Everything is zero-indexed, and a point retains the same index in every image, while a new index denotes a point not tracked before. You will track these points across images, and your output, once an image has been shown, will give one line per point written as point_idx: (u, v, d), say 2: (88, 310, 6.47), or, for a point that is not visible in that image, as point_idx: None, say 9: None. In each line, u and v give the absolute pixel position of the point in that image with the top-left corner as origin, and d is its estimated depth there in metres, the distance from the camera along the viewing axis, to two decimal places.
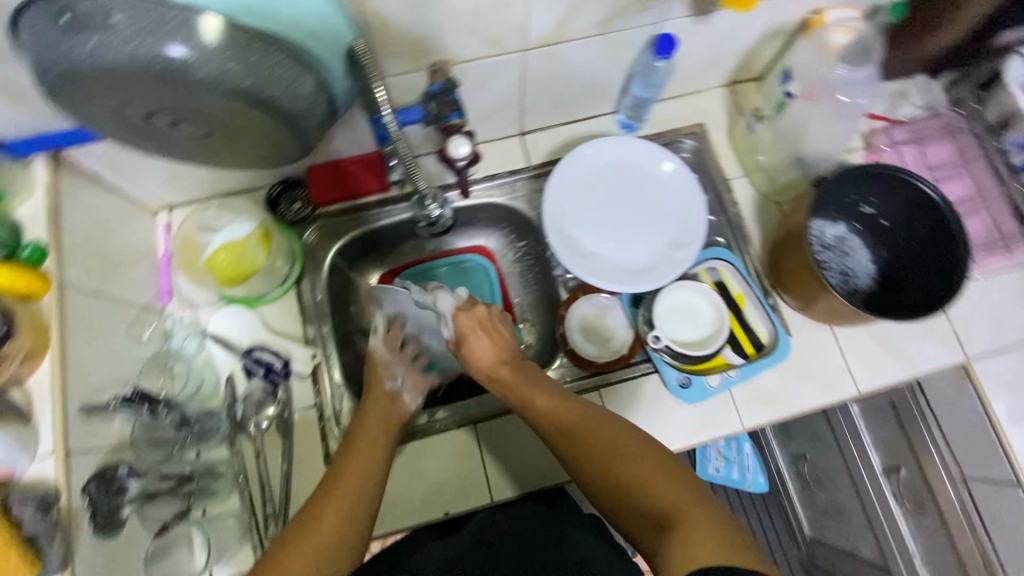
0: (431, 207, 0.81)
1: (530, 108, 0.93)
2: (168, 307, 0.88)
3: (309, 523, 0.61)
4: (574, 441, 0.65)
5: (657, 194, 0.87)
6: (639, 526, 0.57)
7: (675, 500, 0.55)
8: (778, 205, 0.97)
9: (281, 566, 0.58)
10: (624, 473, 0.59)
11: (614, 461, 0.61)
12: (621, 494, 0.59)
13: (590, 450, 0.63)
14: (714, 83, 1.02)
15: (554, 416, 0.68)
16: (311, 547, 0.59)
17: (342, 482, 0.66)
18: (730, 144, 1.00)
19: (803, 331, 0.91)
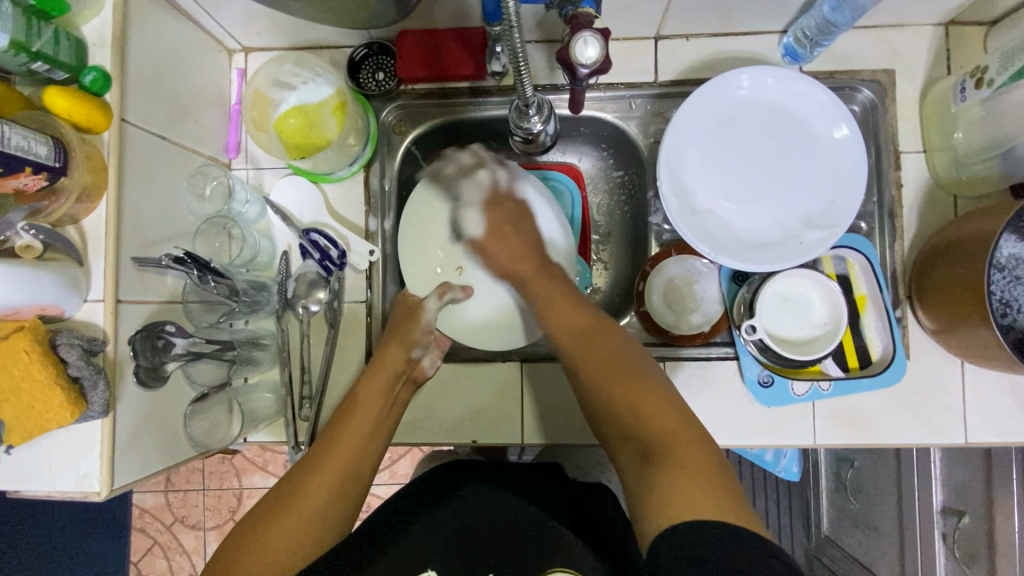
0: (533, 119, 0.68)
1: (680, 8, 0.73)
2: (234, 163, 0.83)
3: (290, 496, 0.55)
4: (581, 361, 0.59)
5: (807, 157, 0.70)
6: (626, 452, 0.53)
7: (677, 443, 0.49)
8: (954, 199, 0.78)
9: (255, 547, 0.51)
10: (629, 400, 0.53)
11: (618, 387, 0.54)
12: (620, 423, 0.53)
13: (598, 375, 0.56)
14: (929, 19, 0.77)
15: (568, 329, 0.62)
16: (290, 525, 0.53)
17: (338, 444, 0.61)
18: (919, 106, 0.79)
19: (924, 356, 0.77)
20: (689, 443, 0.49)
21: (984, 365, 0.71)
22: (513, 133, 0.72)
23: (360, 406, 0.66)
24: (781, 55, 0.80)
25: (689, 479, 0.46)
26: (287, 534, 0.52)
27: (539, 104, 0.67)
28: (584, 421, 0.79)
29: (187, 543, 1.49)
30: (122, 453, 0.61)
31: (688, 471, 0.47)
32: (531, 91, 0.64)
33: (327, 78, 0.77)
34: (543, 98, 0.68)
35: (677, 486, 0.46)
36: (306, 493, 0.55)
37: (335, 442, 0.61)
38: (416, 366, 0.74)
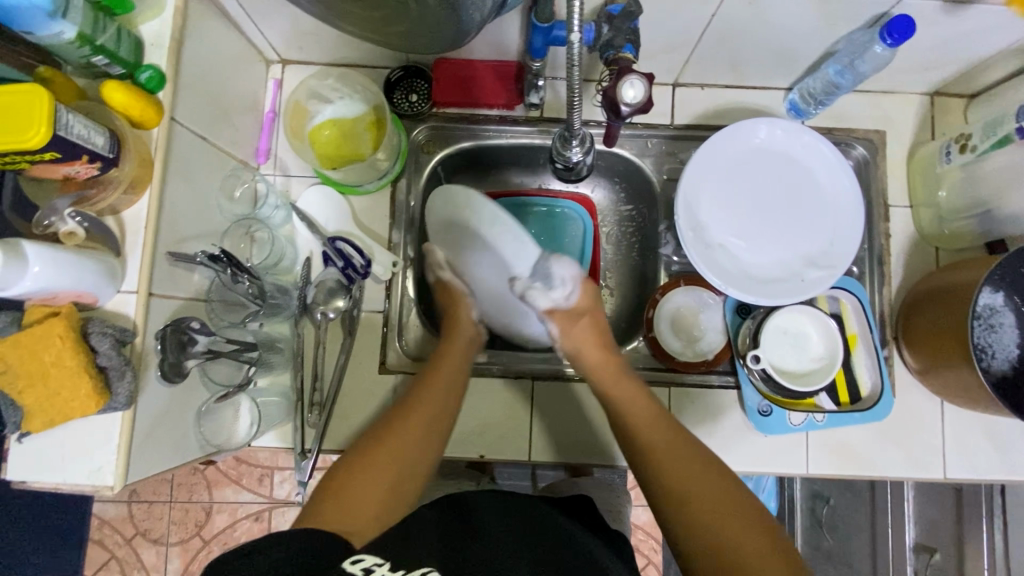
0: (574, 149, 0.72)
1: (699, 59, 0.80)
2: (263, 168, 0.85)
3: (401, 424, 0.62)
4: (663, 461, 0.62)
5: (811, 203, 0.77)
6: None
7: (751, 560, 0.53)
8: (936, 251, 0.85)
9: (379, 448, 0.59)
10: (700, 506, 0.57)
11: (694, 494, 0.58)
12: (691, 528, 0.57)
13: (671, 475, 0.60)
14: (917, 88, 0.85)
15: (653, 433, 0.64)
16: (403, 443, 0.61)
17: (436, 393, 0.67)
18: (906, 165, 0.87)
19: (908, 395, 0.83)
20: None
21: (962, 404, 0.77)
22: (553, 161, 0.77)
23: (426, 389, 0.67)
24: (786, 109, 0.87)
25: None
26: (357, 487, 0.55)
27: (583, 137, 0.71)
28: (589, 442, 0.82)
29: (147, 558, 1.42)
30: (137, 450, 0.60)
31: None
32: (578, 125, 0.67)
33: (365, 95, 0.80)
34: (587, 132, 0.72)
35: None
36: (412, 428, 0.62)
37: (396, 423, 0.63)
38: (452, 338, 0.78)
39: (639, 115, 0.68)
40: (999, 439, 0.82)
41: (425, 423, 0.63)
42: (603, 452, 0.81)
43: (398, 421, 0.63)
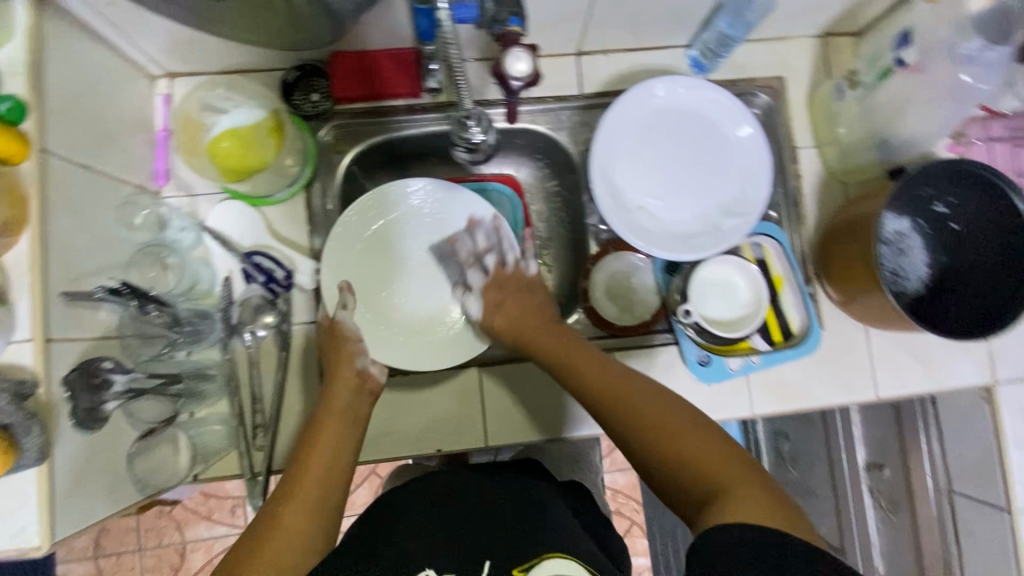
0: (473, 129, 0.72)
1: (597, 25, 0.80)
2: (164, 190, 0.80)
3: (279, 507, 0.57)
4: (609, 407, 0.61)
5: (721, 155, 0.78)
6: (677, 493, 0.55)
7: (719, 470, 0.52)
8: (844, 186, 0.89)
9: (274, 529, 0.55)
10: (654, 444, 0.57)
11: (638, 424, 0.58)
12: (665, 467, 0.56)
13: (607, 410, 0.62)
14: (808, 31, 0.88)
15: (582, 377, 0.66)
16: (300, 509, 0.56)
17: (314, 452, 0.63)
18: (808, 107, 0.89)
19: (835, 326, 0.87)
20: (738, 477, 0.52)
21: (882, 327, 0.82)
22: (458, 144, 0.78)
23: (315, 453, 0.63)
24: (689, 66, 0.88)
25: (746, 498, 0.50)
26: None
27: (478, 115, 0.71)
28: (544, 418, 0.82)
29: None
30: (63, 503, 0.57)
31: (747, 497, 0.50)
32: (469, 104, 0.68)
33: (260, 102, 0.78)
34: (482, 110, 0.72)
35: (741, 508, 0.49)
36: (292, 510, 0.56)
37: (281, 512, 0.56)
38: (370, 376, 0.73)
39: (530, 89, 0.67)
40: (920, 354, 0.87)
41: (309, 497, 0.58)
42: (557, 428, 0.82)
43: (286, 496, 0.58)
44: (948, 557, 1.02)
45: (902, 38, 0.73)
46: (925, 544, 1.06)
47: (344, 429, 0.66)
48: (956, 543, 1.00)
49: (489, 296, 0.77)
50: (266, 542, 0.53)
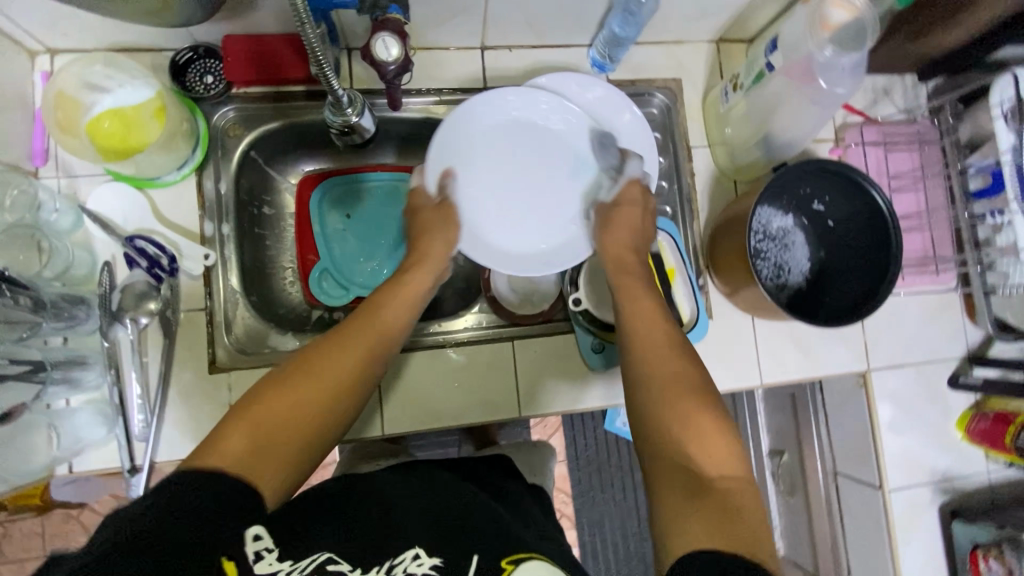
0: (349, 113, 0.71)
1: (495, 20, 0.82)
2: (43, 171, 0.77)
3: (323, 351, 0.61)
4: (653, 373, 0.60)
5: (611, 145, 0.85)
6: (668, 480, 0.54)
7: (720, 477, 0.52)
8: (734, 183, 0.94)
9: (314, 359, 0.60)
10: (674, 416, 0.56)
11: (665, 398, 0.58)
12: (664, 447, 0.55)
13: (652, 370, 0.60)
14: (702, 36, 0.93)
15: (650, 331, 0.64)
16: (338, 360, 0.60)
17: (372, 320, 0.65)
18: (702, 108, 0.94)
19: (724, 316, 0.91)
20: (729, 500, 0.50)
21: (761, 316, 0.87)
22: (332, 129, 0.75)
23: (370, 323, 0.65)
24: (590, 65, 0.91)
25: (728, 518, 0.48)
26: (249, 438, 0.53)
27: (353, 98, 0.70)
28: (445, 405, 0.84)
29: None
30: None
31: (728, 519, 0.48)
32: (341, 87, 0.67)
33: (146, 80, 0.74)
34: (356, 92, 0.71)
35: (714, 526, 0.48)
36: (331, 358, 0.60)
37: (324, 353, 0.61)
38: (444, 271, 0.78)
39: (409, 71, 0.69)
40: (801, 342, 0.93)
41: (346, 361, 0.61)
42: (457, 416, 0.84)
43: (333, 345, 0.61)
44: (835, 534, 1.08)
45: (771, 43, 0.77)
46: (818, 524, 1.13)
47: (402, 316, 0.68)
48: (841, 521, 1.06)
49: (632, 188, 0.79)
50: (302, 369, 0.58)
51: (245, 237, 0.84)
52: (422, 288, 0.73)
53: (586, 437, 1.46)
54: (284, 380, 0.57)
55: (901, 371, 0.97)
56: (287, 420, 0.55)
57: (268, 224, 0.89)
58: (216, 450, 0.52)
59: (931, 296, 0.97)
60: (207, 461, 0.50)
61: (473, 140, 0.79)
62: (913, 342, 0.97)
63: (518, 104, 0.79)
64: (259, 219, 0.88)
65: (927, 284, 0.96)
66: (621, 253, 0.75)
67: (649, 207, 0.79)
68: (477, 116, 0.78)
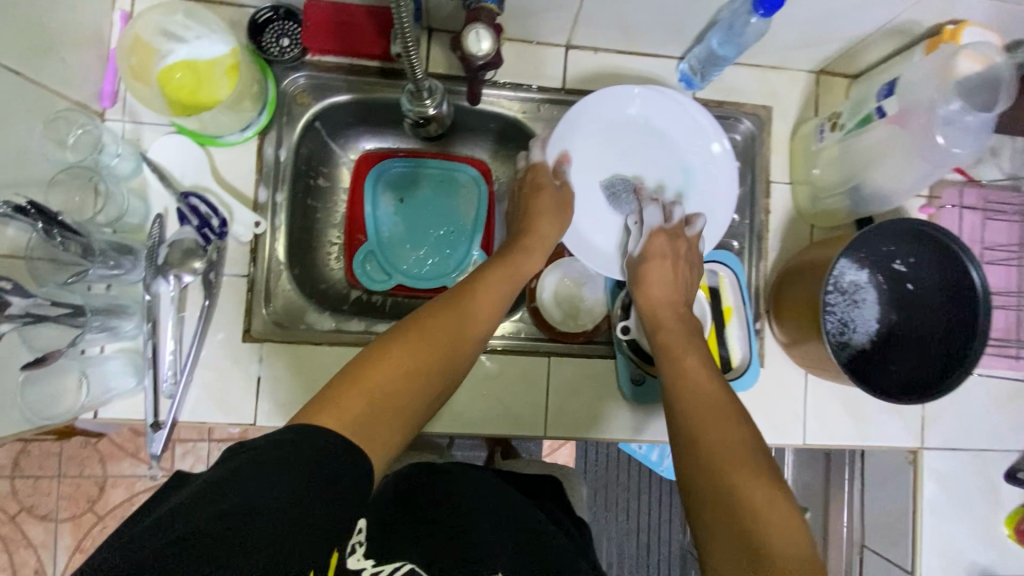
0: (428, 103, 0.69)
1: (587, 19, 0.77)
2: (109, 113, 0.76)
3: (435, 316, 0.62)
4: (695, 426, 0.57)
5: (689, 172, 0.81)
6: (720, 547, 0.48)
7: (778, 543, 0.46)
8: (811, 228, 0.87)
9: (425, 323, 0.61)
10: (717, 471, 0.52)
11: (708, 456, 0.54)
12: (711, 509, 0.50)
13: (695, 422, 0.58)
14: (803, 64, 0.86)
15: (697, 387, 0.61)
16: (448, 327, 0.61)
17: (478, 293, 0.67)
18: (789, 142, 0.88)
19: (775, 366, 0.86)
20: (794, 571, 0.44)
21: (819, 374, 0.81)
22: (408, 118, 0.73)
23: (477, 299, 0.66)
24: (677, 80, 0.86)
25: None
26: (359, 406, 0.51)
27: (432, 88, 0.68)
28: (472, 411, 0.81)
29: (34, 535, 1.36)
30: None
31: None
32: (423, 74, 0.64)
33: (222, 36, 0.73)
34: (437, 81, 0.69)
35: None
36: (440, 326, 0.61)
37: (435, 317, 0.62)
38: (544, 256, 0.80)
39: (496, 65, 0.65)
40: (854, 407, 0.87)
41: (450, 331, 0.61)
42: (482, 425, 0.81)
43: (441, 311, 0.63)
44: None
45: (888, 87, 0.71)
46: None
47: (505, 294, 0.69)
48: None
49: (659, 240, 0.76)
50: (416, 330, 0.59)
51: (297, 207, 0.82)
52: (525, 268, 0.74)
53: (597, 454, 1.42)
54: (399, 341, 0.57)
55: (956, 455, 0.90)
56: (399, 381, 0.55)
57: (321, 196, 0.87)
58: (328, 409, 0.50)
59: (1004, 381, 0.90)
60: (323, 421, 0.48)
61: (580, 142, 0.81)
62: (973, 426, 0.90)
63: (659, 116, 0.81)
64: (313, 190, 0.85)
65: (1002, 368, 0.88)
66: (655, 312, 0.72)
67: (688, 248, 0.77)
68: (590, 112, 0.79)
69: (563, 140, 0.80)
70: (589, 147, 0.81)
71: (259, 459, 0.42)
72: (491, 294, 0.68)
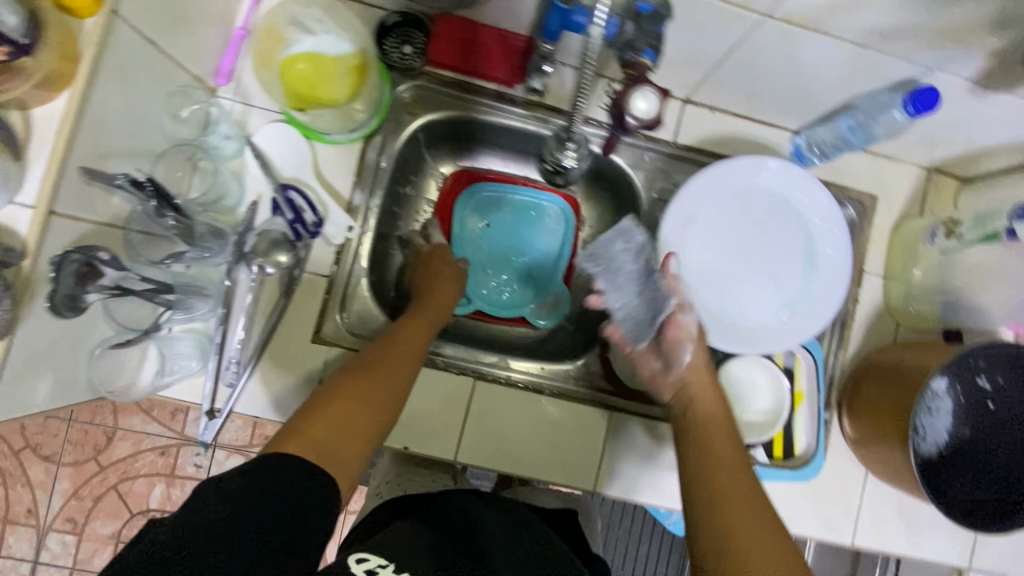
0: (568, 152, 0.68)
1: (717, 80, 0.75)
2: (221, 91, 0.75)
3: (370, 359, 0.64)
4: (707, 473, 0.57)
5: (806, 258, 0.74)
6: None
7: None
8: (896, 326, 0.85)
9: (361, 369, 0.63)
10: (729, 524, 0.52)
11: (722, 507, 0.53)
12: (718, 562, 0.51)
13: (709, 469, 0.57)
14: (918, 159, 0.84)
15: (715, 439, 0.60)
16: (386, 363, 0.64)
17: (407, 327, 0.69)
18: (889, 234, 0.85)
19: (837, 461, 0.83)
20: None
21: (885, 479, 0.79)
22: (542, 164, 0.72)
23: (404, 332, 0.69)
24: (788, 152, 0.84)
25: None
26: (326, 433, 0.54)
27: (580, 139, 0.67)
28: (524, 453, 0.79)
29: (34, 475, 1.35)
30: (7, 385, 0.52)
31: None
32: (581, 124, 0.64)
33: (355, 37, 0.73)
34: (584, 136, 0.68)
35: None
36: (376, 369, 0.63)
37: (372, 361, 0.64)
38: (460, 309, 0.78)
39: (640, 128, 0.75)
40: (907, 515, 0.84)
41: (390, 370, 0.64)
42: (533, 469, 0.78)
43: (378, 355, 0.65)
44: None
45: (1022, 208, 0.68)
46: None
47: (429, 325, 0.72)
48: None
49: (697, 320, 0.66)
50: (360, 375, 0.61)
51: (385, 214, 0.82)
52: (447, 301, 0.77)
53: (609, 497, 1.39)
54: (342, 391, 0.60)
55: None
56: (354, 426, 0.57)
57: (406, 205, 0.86)
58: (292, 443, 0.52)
59: None
60: (296, 449, 0.52)
61: (708, 199, 0.72)
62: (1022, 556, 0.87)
63: (802, 197, 0.74)
64: (399, 198, 0.84)
65: None
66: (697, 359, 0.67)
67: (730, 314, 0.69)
68: (727, 174, 0.72)
69: (690, 194, 0.72)
70: (717, 206, 0.73)
71: (230, 493, 0.45)
72: (427, 327, 0.71)
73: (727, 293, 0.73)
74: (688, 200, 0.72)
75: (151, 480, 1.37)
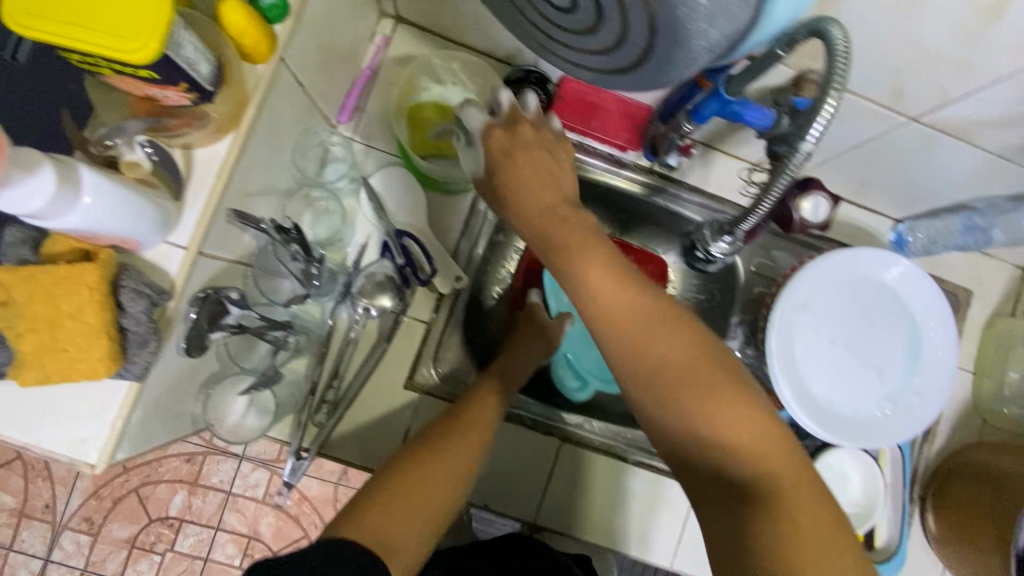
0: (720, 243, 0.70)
1: (834, 166, 0.75)
2: (341, 128, 0.75)
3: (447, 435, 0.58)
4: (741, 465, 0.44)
5: (913, 353, 0.73)
6: None
7: None
8: (983, 424, 0.83)
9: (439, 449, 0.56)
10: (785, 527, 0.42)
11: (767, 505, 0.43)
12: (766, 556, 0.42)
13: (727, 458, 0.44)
14: (1016, 259, 0.84)
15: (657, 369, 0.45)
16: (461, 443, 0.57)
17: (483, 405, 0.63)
18: (981, 330, 0.85)
19: (914, 556, 0.82)
20: None
21: None
22: (693, 251, 0.76)
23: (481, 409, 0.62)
24: (889, 239, 0.84)
25: None
26: (391, 520, 0.48)
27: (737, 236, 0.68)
28: (603, 521, 0.77)
29: (56, 469, 1.30)
30: (132, 425, 0.51)
31: None
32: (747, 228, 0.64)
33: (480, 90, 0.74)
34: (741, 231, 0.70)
35: None
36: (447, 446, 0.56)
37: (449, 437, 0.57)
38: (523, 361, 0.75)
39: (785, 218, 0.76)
40: None
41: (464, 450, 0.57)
42: (609, 539, 0.77)
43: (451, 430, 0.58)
44: None
45: None
46: None
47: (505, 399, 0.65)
48: None
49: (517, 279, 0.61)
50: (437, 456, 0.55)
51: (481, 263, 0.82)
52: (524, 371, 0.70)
53: None
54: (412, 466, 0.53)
55: None
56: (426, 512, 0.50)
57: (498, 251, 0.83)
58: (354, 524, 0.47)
59: None
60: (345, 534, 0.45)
61: (820, 288, 0.72)
62: None
63: (910, 294, 0.73)
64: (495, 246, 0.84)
65: None
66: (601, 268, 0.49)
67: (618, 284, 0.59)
68: (842, 267, 0.72)
69: (805, 281, 0.72)
70: (828, 296, 0.73)
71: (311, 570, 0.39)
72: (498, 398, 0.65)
73: (832, 382, 0.72)
74: (802, 288, 0.72)
75: (174, 486, 1.29)
